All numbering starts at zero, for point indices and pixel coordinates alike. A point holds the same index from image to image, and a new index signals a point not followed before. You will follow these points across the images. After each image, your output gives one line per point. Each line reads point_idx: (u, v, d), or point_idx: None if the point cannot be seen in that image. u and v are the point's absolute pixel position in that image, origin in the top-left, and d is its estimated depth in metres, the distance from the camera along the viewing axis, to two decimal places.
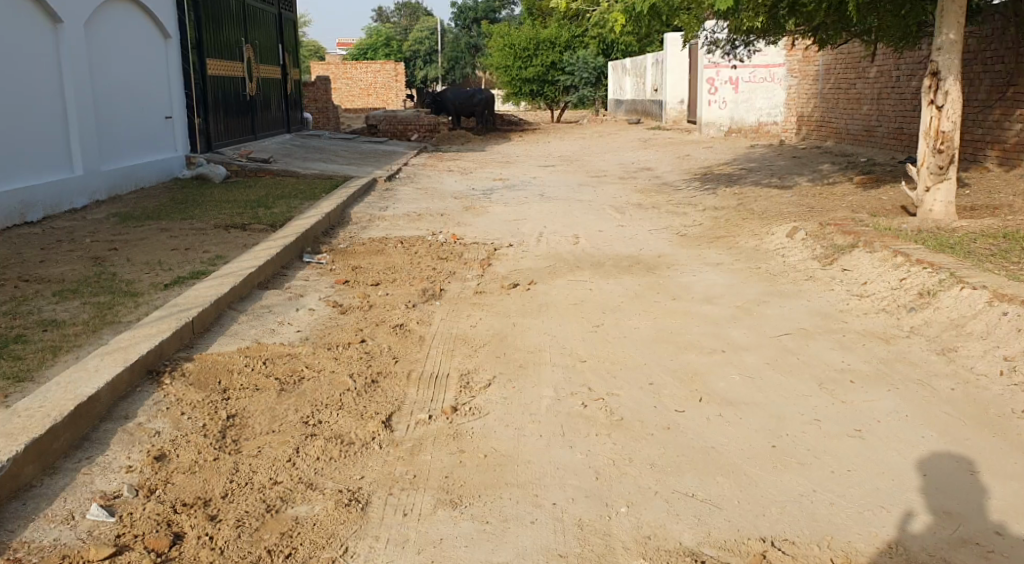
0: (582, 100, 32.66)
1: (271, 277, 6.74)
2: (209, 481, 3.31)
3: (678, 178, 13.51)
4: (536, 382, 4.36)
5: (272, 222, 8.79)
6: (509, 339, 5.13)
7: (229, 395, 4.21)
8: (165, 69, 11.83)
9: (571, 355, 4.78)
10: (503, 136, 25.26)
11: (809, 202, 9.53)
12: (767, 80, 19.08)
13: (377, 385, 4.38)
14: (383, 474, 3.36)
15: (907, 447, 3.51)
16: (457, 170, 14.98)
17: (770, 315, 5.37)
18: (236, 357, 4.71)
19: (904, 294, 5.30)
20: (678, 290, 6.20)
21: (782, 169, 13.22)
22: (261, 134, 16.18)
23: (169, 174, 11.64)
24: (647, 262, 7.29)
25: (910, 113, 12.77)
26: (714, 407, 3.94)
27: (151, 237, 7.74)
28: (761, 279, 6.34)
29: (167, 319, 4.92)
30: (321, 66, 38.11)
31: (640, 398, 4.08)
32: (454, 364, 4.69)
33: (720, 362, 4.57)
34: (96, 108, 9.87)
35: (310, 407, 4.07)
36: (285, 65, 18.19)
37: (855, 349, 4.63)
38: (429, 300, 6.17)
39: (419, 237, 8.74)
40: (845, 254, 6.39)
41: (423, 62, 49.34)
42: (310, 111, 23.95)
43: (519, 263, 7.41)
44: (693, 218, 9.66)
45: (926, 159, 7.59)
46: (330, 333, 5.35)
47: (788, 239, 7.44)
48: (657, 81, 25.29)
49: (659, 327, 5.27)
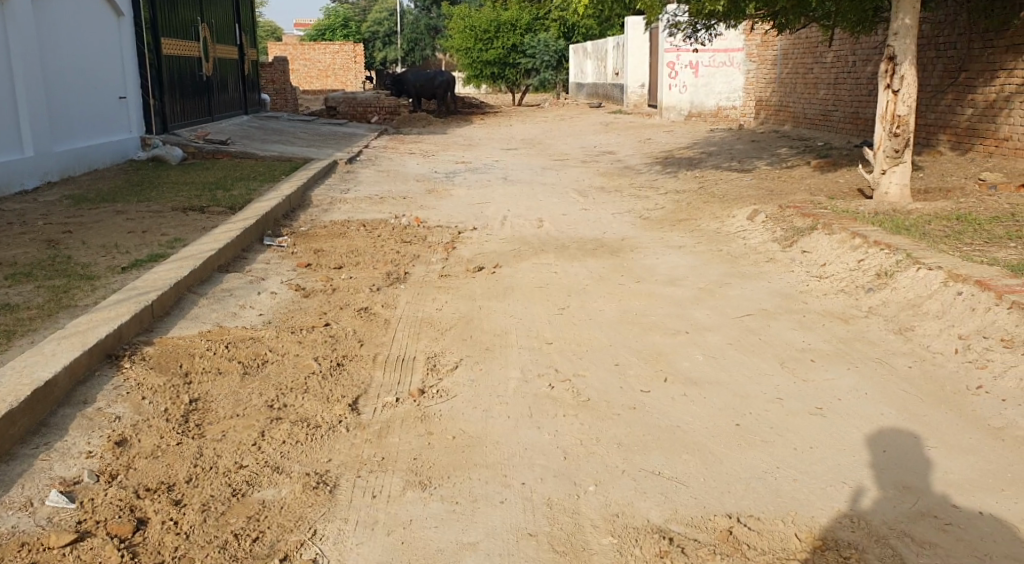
0: (542, 84, 32.23)
1: (232, 260, 6.64)
2: (172, 465, 3.26)
3: (640, 162, 13.57)
4: (502, 364, 4.37)
5: (232, 205, 8.64)
6: (474, 322, 5.12)
7: (191, 379, 4.15)
8: (118, 48, 11.54)
9: (537, 337, 4.79)
10: (464, 118, 25.12)
11: (768, 186, 9.65)
12: (727, 64, 19.31)
13: (343, 368, 4.35)
14: (351, 456, 3.34)
15: (867, 423, 3.59)
16: (419, 153, 14.87)
17: (732, 297, 5.43)
18: (198, 341, 4.64)
19: (862, 275, 5.40)
20: (642, 273, 6.23)
21: (742, 153, 13.35)
22: (218, 116, 15.87)
23: (123, 155, 11.37)
24: (611, 245, 7.32)
25: (866, 98, 12.98)
26: (679, 387, 3.99)
27: (106, 220, 7.57)
28: (723, 261, 6.41)
29: (125, 303, 4.82)
30: (278, 47, 37.50)
31: (606, 379, 4.11)
32: (420, 347, 4.67)
33: (685, 343, 4.62)
34: (46, 87, 9.60)
35: (275, 391, 4.03)
36: (242, 45, 17.84)
37: (815, 329, 4.71)
38: (393, 284, 6.13)
39: (381, 220, 8.68)
40: (805, 236, 6.48)
41: (382, 44, 48.61)
42: (267, 92, 23.57)
43: (484, 246, 7.39)
44: (655, 201, 9.71)
45: (883, 142, 7.73)
46: (293, 316, 5.29)
47: (749, 222, 7.52)
48: (618, 65, 25.33)
49: (624, 309, 5.30)
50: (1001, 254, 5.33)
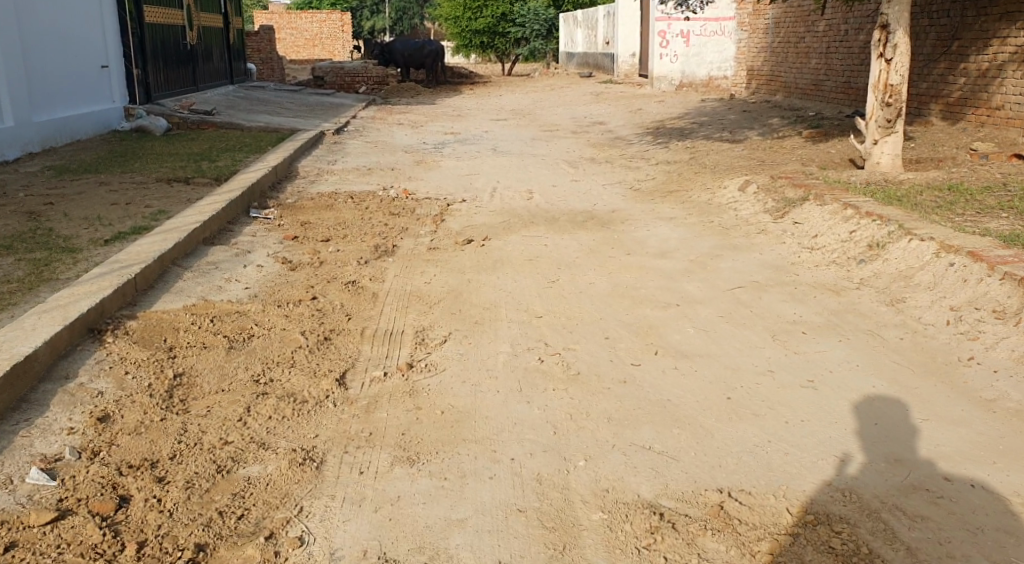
0: (533, 54, 31.90)
1: (217, 233, 6.54)
2: (156, 441, 3.21)
3: (630, 133, 13.47)
4: (491, 338, 4.32)
5: (217, 176, 8.52)
6: (463, 296, 5.06)
7: (175, 354, 4.08)
8: (99, 15, 11.29)
9: (527, 310, 4.74)
10: (454, 88, 24.87)
11: (759, 156, 9.59)
12: (718, 33, 18.96)
13: (330, 342, 4.30)
14: (338, 432, 3.29)
15: (859, 396, 3.56)
16: (407, 124, 14.70)
17: (724, 269, 5.38)
18: (182, 315, 4.57)
19: (853, 246, 5.36)
20: (633, 245, 6.17)
21: (733, 123, 13.27)
22: (203, 86, 15.62)
23: (106, 126, 11.17)
24: (601, 217, 7.25)
25: (857, 67, 12.89)
26: (670, 360, 3.96)
27: (89, 191, 7.44)
28: (715, 232, 6.36)
29: (107, 277, 4.73)
30: (264, 15, 36.95)
31: (597, 353, 4.07)
32: (409, 321, 4.62)
33: (675, 316, 4.58)
34: (25, 56, 9.39)
35: (261, 365, 3.97)
36: (227, 13, 17.54)
37: (807, 302, 4.67)
38: (381, 256, 6.05)
39: (370, 192, 8.58)
40: (797, 207, 6.42)
41: (370, 12, 47.71)
42: (253, 61, 23.25)
43: (472, 218, 7.31)
44: (646, 172, 9.65)
45: (875, 112, 7.66)
46: (280, 290, 5.22)
47: (741, 193, 7.46)
48: (609, 34, 25.11)
49: (615, 282, 5.25)
50: (993, 224, 5.29)
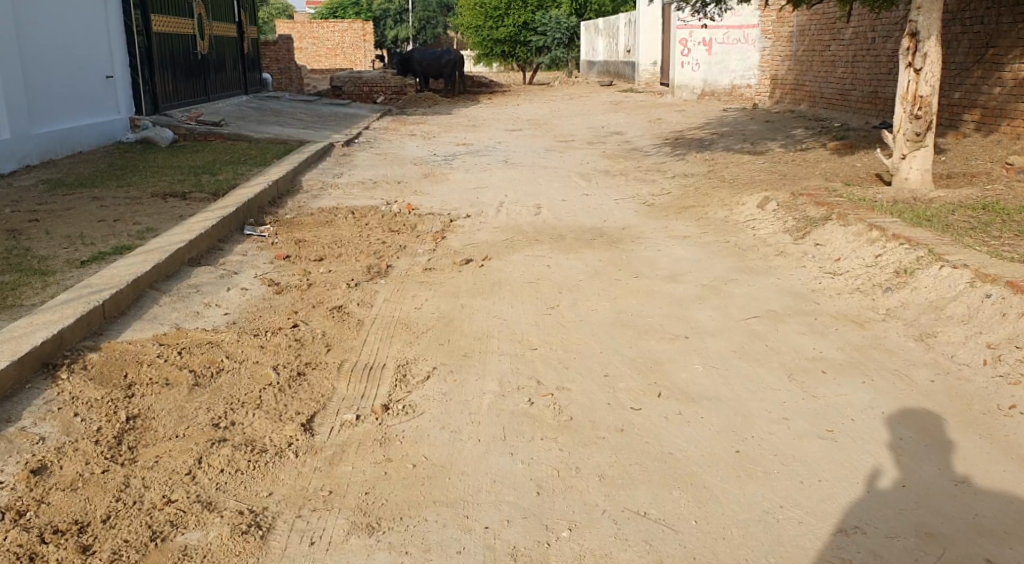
0: (554, 62, 31.34)
1: (205, 251, 6.23)
2: (91, 500, 2.89)
3: (648, 143, 13.06)
4: (479, 374, 3.95)
5: (215, 191, 8.24)
6: (454, 324, 4.69)
7: (134, 392, 3.75)
8: (105, 25, 11.13)
9: (521, 342, 4.37)
10: (472, 97, 24.60)
11: (780, 170, 9.16)
12: (741, 41, 18.47)
13: (303, 379, 3.94)
14: (295, 490, 2.94)
15: (885, 449, 3.15)
16: (420, 135, 14.42)
17: (738, 296, 4.98)
18: (149, 345, 4.24)
19: (879, 272, 4.93)
20: (642, 267, 5.78)
21: (755, 134, 12.83)
22: (214, 96, 15.43)
23: (111, 137, 11.00)
24: (611, 235, 6.88)
25: (885, 76, 12.42)
26: (674, 404, 3.57)
27: (79, 207, 7.18)
28: (730, 253, 5.96)
29: (72, 304, 4.42)
30: (286, 27, 36.95)
31: (593, 393, 3.69)
32: (392, 353, 4.26)
33: (683, 350, 4.18)
34: (25, 67, 9.21)
35: (223, 406, 3.63)
36: (241, 22, 17.38)
37: (827, 334, 4.26)
38: (374, 278, 5.71)
39: (372, 207, 8.26)
40: (818, 227, 6.00)
41: (393, 21, 47.89)
42: (271, 71, 23.12)
43: (474, 236, 6.96)
44: (662, 186, 9.27)
45: (902, 125, 7.22)
46: (261, 316, 4.90)
47: (759, 210, 7.04)
48: (630, 42, 24.76)
49: (620, 310, 4.87)
50: None
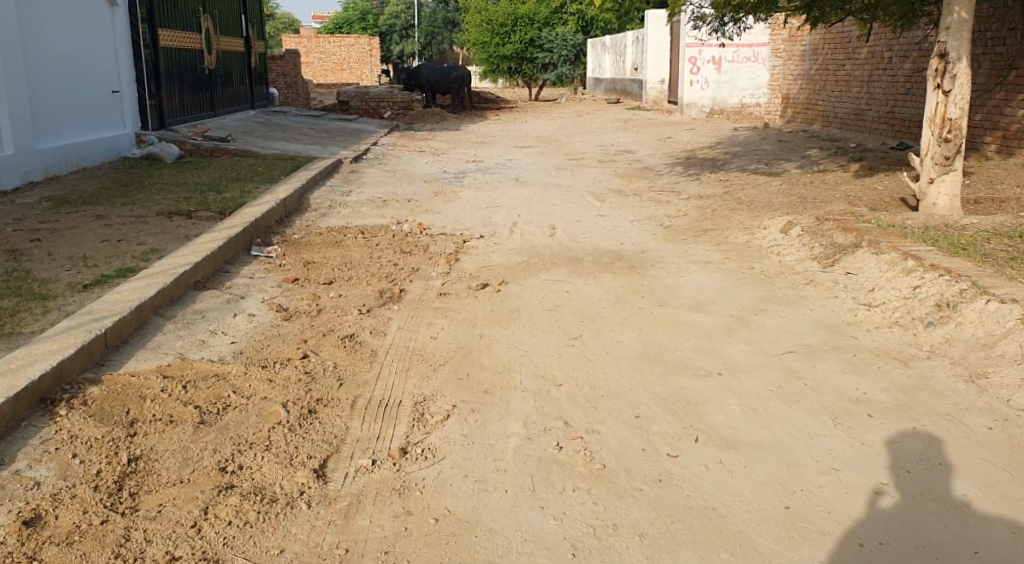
0: (559, 79, 31.33)
1: (211, 274, 6.02)
2: (88, 556, 2.66)
3: (660, 162, 12.86)
4: (502, 413, 3.73)
5: (222, 209, 8.03)
6: (473, 356, 4.47)
7: (135, 430, 3.51)
8: (112, 38, 10.97)
9: (545, 377, 4.14)
10: (479, 113, 24.47)
11: (799, 192, 8.95)
12: (750, 60, 18.30)
13: (315, 418, 3.71)
14: (308, 548, 2.75)
15: (944, 506, 2.94)
16: (429, 151, 14.23)
17: (769, 328, 4.76)
18: (153, 378, 4.01)
19: (919, 305, 4.71)
20: (666, 294, 5.55)
21: (769, 154, 12.63)
22: (221, 111, 15.27)
23: (117, 152, 10.83)
24: (630, 259, 6.66)
25: (902, 97, 12.25)
26: (712, 452, 3.35)
27: (82, 225, 6.98)
28: (756, 281, 5.73)
29: (72, 332, 4.19)
30: (292, 41, 36.90)
31: (625, 438, 3.47)
32: (408, 388, 4.03)
33: (717, 389, 3.95)
34: (30, 81, 9.03)
35: (231, 447, 3.40)
36: (249, 37, 17.25)
37: (868, 374, 4.04)
38: (387, 304, 5.48)
39: (381, 226, 8.05)
40: (848, 255, 5.78)
41: (399, 37, 48.17)
42: (278, 86, 23.01)
43: (489, 258, 6.73)
44: (678, 207, 9.04)
45: (930, 148, 7.00)
46: (269, 345, 4.67)
47: (783, 235, 6.81)
48: (637, 60, 24.70)
49: (646, 341, 4.64)
50: None
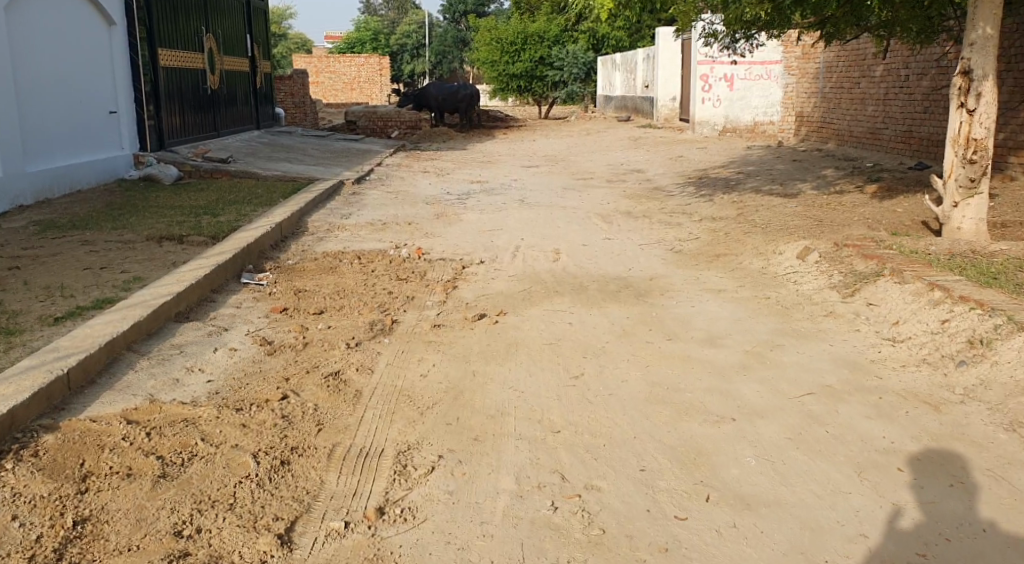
0: (570, 96, 31.10)
1: (195, 304, 5.70)
2: None
3: (671, 182, 12.55)
4: (493, 465, 3.39)
5: (215, 233, 7.75)
6: (464, 397, 4.12)
7: (89, 486, 3.18)
8: (110, 58, 10.81)
9: (542, 422, 3.81)
10: (486, 132, 24.19)
11: (814, 214, 8.61)
12: (764, 77, 18.04)
13: (288, 470, 3.38)
14: None
15: None
16: (434, 172, 13.94)
17: (788, 366, 4.40)
18: (115, 423, 3.69)
19: (949, 342, 4.37)
20: (675, 326, 5.21)
21: (783, 174, 12.27)
22: (224, 131, 15.06)
23: (113, 174, 10.63)
24: (638, 286, 6.32)
25: (920, 115, 11.90)
26: (726, 514, 3.01)
27: (66, 252, 6.72)
28: (772, 312, 5.38)
29: (31, 373, 3.88)
30: (302, 62, 36.87)
31: (629, 496, 3.14)
32: (392, 435, 3.69)
33: (730, 437, 3.60)
34: (20, 102, 8.81)
35: (191, 506, 3.07)
36: (254, 56, 17.09)
37: (896, 421, 3.69)
38: (376, 337, 5.13)
39: (379, 251, 7.74)
40: (870, 283, 5.43)
41: (410, 56, 49.54)
42: (285, 105, 22.83)
43: (488, 286, 6.40)
44: (689, 230, 8.70)
45: (954, 169, 6.65)
46: (247, 383, 4.34)
47: (800, 261, 6.45)
48: (647, 77, 24.44)
49: (654, 381, 4.29)
50: None
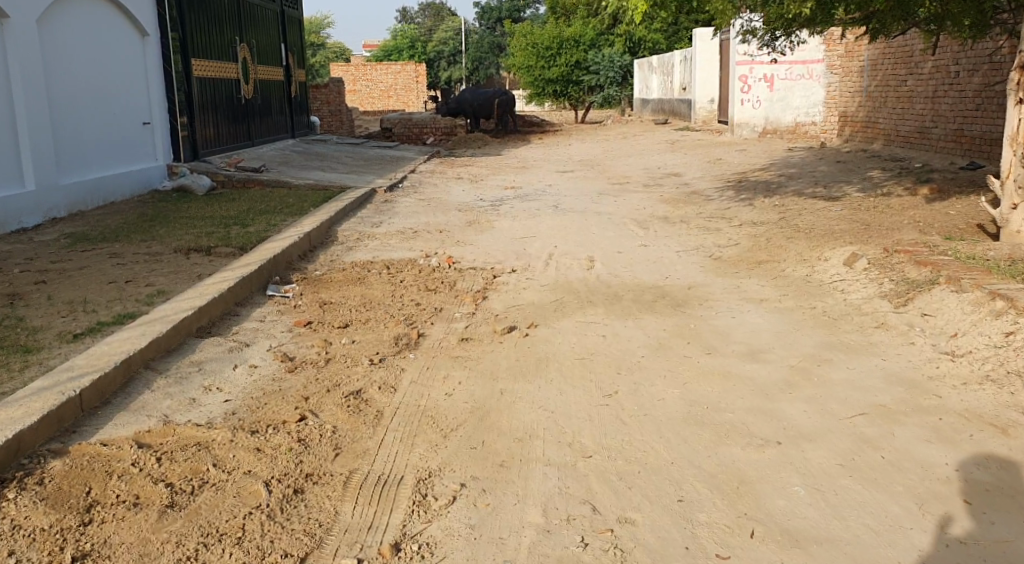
0: (607, 100, 30.98)
1: (218, 318, 5.56)
2: None
3: (709, 186, 12.21)
4: (520, 495, 3.16)
5: (243, 244, 7.64)
6: (490, 419, 3.89)
7: (93, 518, 3.03)
8: (143, 70, 10.83)
9: (573, 446, 3.56)
10: (522, 137, 23.99)
11: (861, 218, 8.26)
12: (805, 76, 17.48)
13: (301, 499, 3.18)
14: None
15: None
16: (467, 178, 13.78)
17: (837, 383, 4.10)
18: (126, 447, 3.53)
19: (1015, 358, 4.04)
20: (714, 339, 4.93)
21: (827, 176, 11.87)
22: (258, 140, 15.06)
23: (147, 185, 10.64)
24: (675, 295, 6.06)
25: (971, 112, 11.44)
26: (771, 553, 2.74)
27: (93, 265, 6.66)
28: (817, 323, 5.08)
29: (42, 395, 3.74)
30: (340, 71, 37.11)
31: (667, 531, 2.88)
32: (413, 461, 3.48)
33: (775, 463, 3.32)
34: (54, 115, 8.82)
35: (197, 540, 2.89)
36: (289, 66, 17.10)
37: (959, 446, 3.38)
38: (401, 352, 4.93)
39: (408, 260, 7.58)
40: (924, 292, 5.10)
41: (446, 63, 49.64)
42: (322, 113, 22.89)
43: (519, 296, 6.17)
44: (729, 236, 8.40)
45: (1013, 169, 6.26)
46: (266, 402, 4.16)
47: (847, 268, 6.12)
48: (685, 80, 24.04)
49: (693, 401, 4.02)
50: None
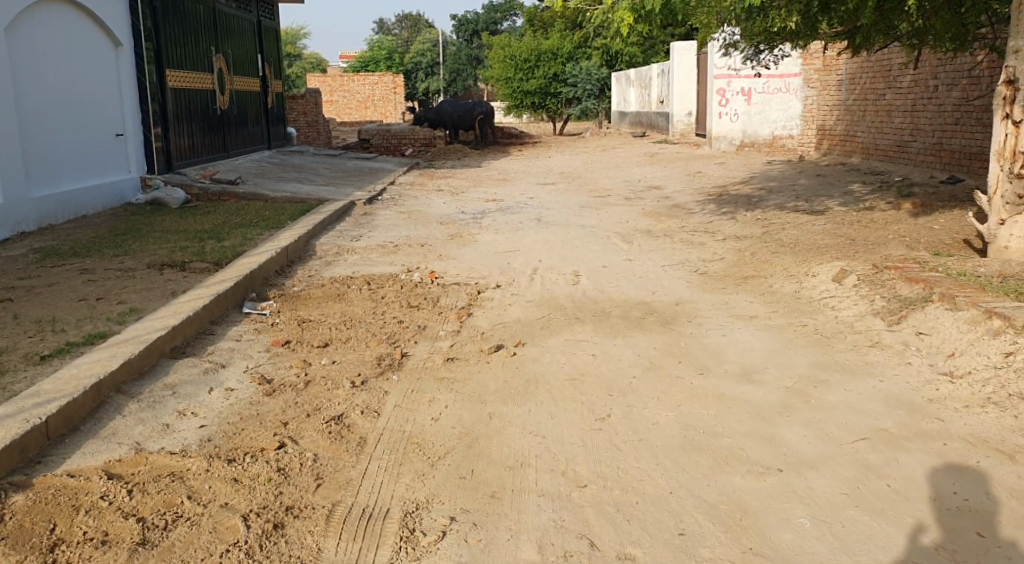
0: (584, 113, 30.84)
1: (193, 337, 5.36)
2: None
3: (691, 199, 12.15)
4: (514, 530, 3.00)
5: (218, 259, 7.43)
6: (478, 445, 3.74)
7: (57, 559, 2.83)
8: (116, 80, 10.59)
9: (567, 475, 3.41)
10: (501, 149, 23.87)
11: (846, 232, 8.20)
12: (782, 90, 17.63)
13: (281, 535, 3.00)
14: None
15: None
16: (448, 190, 13.63)
17: (836, 406, 3.99)
18: (95, 479, 3.34)
19: (1015, 379, 3.96)
20: (706, 359, 4.82)
21: (808, 189, 11.86)
22: (234, 152, 14.82)
23: (120, 198, 10.39)
24: (663, 312, 5.94)
25: (950, 126, 11.49)
26: None
27: (63, 282, 6.42)
28: (810, 342, 4.98)
29: (5, 424, 3.53)
30: (317, 82, 36.86)
31: None
32: (400, 492, 3.31)
33: (778, 493, 3.20)
34: (23, 126, 8.57)
35: None
36: (265, 76, 16.88)
37: (966, 474, 3.28)
38: (384, 373, 4.75)
39: (389, 275, 7.41)
40: (918, 310, 5.02)
41: (423, 75, 49.49)
42: (299, 125, 22.64)
43: (504, 313, 6.03)
44: (714, 250, 8.30)
45: (1001, 185, 6.21)
46: (243, 428, 3.97)
47: (837, 285, 6.03)
48: (663, 93, 24.07)
49: (689, 425, 3.88)
50: None
